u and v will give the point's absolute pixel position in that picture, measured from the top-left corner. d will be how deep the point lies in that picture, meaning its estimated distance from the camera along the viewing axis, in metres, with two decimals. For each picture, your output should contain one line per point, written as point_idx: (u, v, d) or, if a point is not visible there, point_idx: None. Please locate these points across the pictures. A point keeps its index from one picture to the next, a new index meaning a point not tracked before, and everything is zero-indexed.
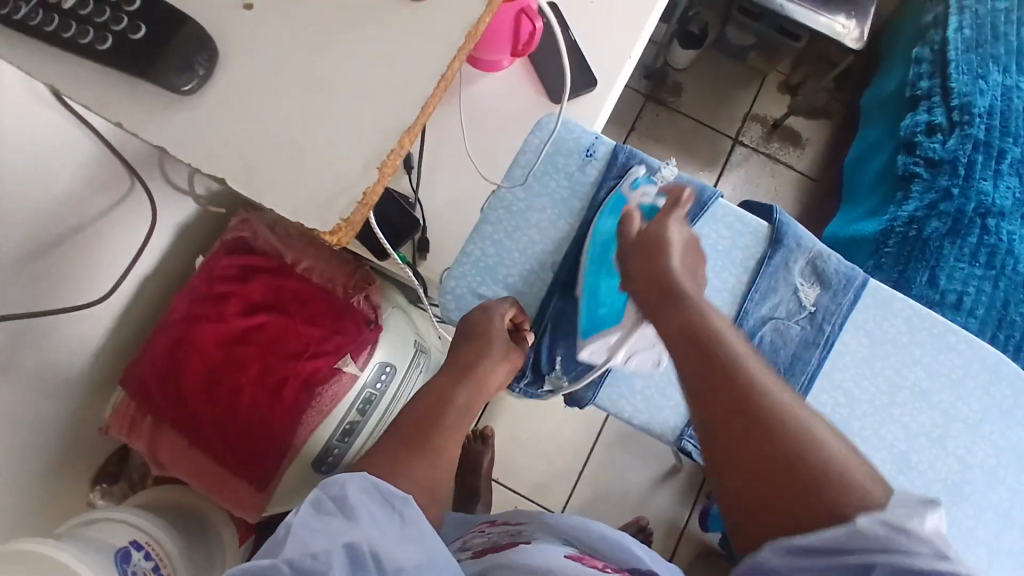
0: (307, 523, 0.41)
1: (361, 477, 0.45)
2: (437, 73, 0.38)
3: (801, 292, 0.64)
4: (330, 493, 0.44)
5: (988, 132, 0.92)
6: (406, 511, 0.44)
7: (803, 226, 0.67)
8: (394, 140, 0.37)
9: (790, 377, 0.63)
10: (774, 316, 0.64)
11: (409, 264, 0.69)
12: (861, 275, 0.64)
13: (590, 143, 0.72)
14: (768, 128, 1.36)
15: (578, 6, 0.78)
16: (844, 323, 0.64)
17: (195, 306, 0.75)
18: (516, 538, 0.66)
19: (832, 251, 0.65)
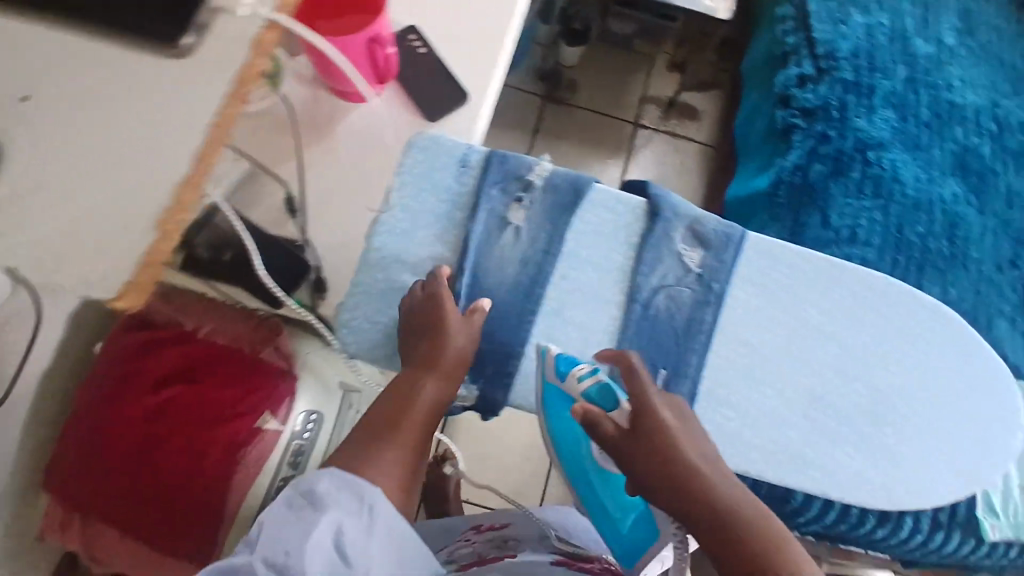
0: (283, 522, 0.46)
1: (331, 473, 0.49)
2: None
3: (685, 257, 0.67)
4: (302, 491, 0.48)
5: (855, 72, 0.97)
6: (373, 502, 0.49)
7: (678, 195, 0.69)
8: None
9: (690, 339, 0.66)
10: (665, 283, 0.66)
11: (308, 308, 0.69)
12: (738, 230, 0.68)
13: (464, 150, 0.66)
14: (664, 107, 1.41)
15: (436, 23, 0.79)
16: (730, 279, 0.67)
17: (102, 393, 0.73)
18: (503, 547, 0.76)
19: (706, 213, 0.69)
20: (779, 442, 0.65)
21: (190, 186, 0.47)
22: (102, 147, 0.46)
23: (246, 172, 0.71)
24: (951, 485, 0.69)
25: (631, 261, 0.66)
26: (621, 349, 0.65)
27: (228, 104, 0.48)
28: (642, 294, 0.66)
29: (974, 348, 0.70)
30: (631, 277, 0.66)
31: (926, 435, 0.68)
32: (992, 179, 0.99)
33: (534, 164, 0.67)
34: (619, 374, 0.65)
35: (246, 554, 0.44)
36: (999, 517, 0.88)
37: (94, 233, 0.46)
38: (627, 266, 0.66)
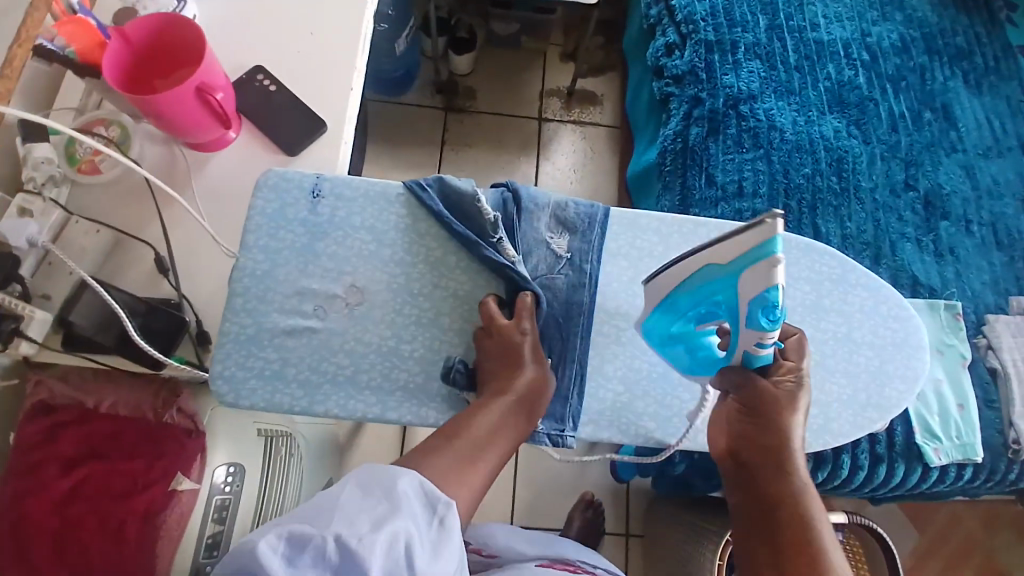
0: (357, 507, 0.43)
1: (413, 474, 0.46)
2: None
3: (553, 244, 0.68)
4: (383, 481, 0.45)
5: (716, 31, 0.99)
6: (446, 514, 0.45)
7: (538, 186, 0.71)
8: None
9: (571, 322, 0.67)
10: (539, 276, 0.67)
11: (190, 363, 0.70)
12: (600, 208, 0.69)
13: (314, 180, 0.66)
14: (565, 97, 1.42)
15: (284, 61, 0.80)
16: (600, 256, 0.68)
17: (9, 489, 0.71)
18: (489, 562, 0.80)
19: (568, 197, 0.70)
20: (671, 404, 0.67)
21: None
22: None
23: (111, 243, 0.71)
24: (858, 421, 0.68)
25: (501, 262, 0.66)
26: None
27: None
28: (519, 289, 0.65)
29: (853, 279, 0.71)
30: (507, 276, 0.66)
31: (824, 372, 0.68)
32: (872, 107, 0.99)
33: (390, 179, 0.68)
34: None
35: (316, 528, 0.41)
36: (941, 440, 0.86)
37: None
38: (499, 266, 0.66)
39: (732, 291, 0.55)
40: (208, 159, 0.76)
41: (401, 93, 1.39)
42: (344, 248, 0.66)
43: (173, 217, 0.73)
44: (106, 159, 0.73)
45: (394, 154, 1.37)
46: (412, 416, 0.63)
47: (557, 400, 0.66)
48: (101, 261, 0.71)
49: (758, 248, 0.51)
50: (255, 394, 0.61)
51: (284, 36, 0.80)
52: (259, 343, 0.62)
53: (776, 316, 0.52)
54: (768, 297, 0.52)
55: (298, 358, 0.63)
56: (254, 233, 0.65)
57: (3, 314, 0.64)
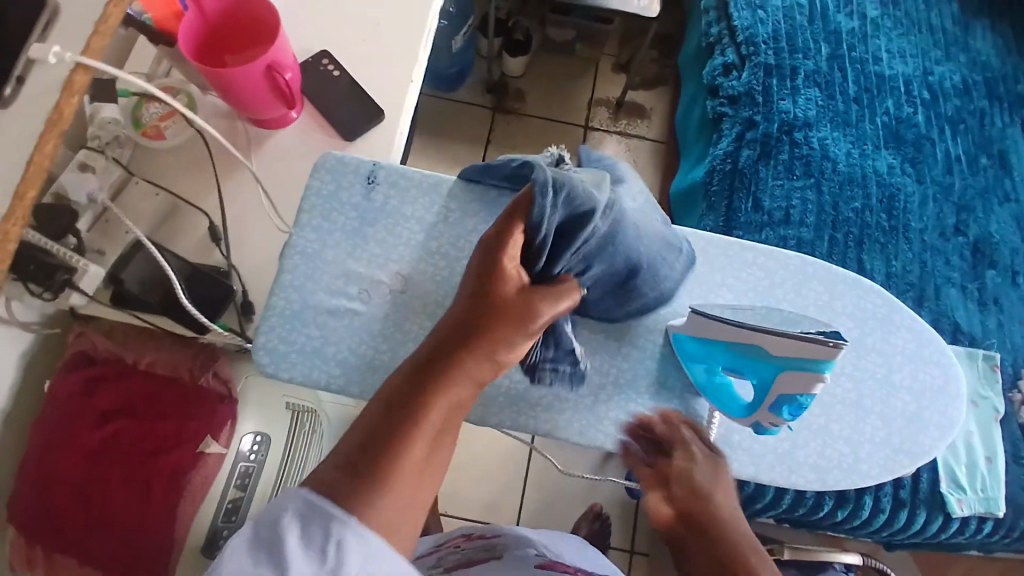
0: (232, 562, 0.37)
1: (296, 498, 0.39)
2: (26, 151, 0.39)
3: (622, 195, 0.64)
4: (261, 521, 0.38)
5: (776, 55, 0.98)
6: (344, 539, 0.38)
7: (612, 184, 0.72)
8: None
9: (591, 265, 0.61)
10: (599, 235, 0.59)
11: (233, 331, 0.71)
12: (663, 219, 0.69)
13: (370, 167, 0.68)
14: (613, 108, 1.42)
15: (350, 47, 0.81)
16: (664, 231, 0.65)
17: (46, 434, 0.74)
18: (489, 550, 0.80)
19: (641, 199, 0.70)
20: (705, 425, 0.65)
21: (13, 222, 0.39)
22: None
23: (169, 207, 0.74)
24: (888, 464, 0.67)
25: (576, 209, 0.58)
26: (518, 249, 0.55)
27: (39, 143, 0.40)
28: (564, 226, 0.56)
29: (899, 320, 0.70)
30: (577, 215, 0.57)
31: (859, 411, 0.67)
32: (928, 146, 0.97)
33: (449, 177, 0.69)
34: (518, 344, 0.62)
35: None
36: (965, 490, 0.84)
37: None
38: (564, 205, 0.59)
39: (769, 376, 0.59)
40: (268, 135, 0.78)
41: (453, 88, 1.41)
42: (392, 235, 0.67)
43: (231, 188, 0.75)
44: (171, 126, 0.75)
45: (440, 148, 1.39)
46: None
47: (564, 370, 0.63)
48: (159, 223, 0.73)
49: (810, 360, 0.57)
50: (294, 367, 0.63)
51: (352, 23, 0.82)
52: (301, 319, 0.64)
53: (797, 415, 0.59)
54: (799, 399, 0.59)
55: (338, 337, 0.64)
56: (308, 212, 0.66)
57: (57, 264, 0.65)
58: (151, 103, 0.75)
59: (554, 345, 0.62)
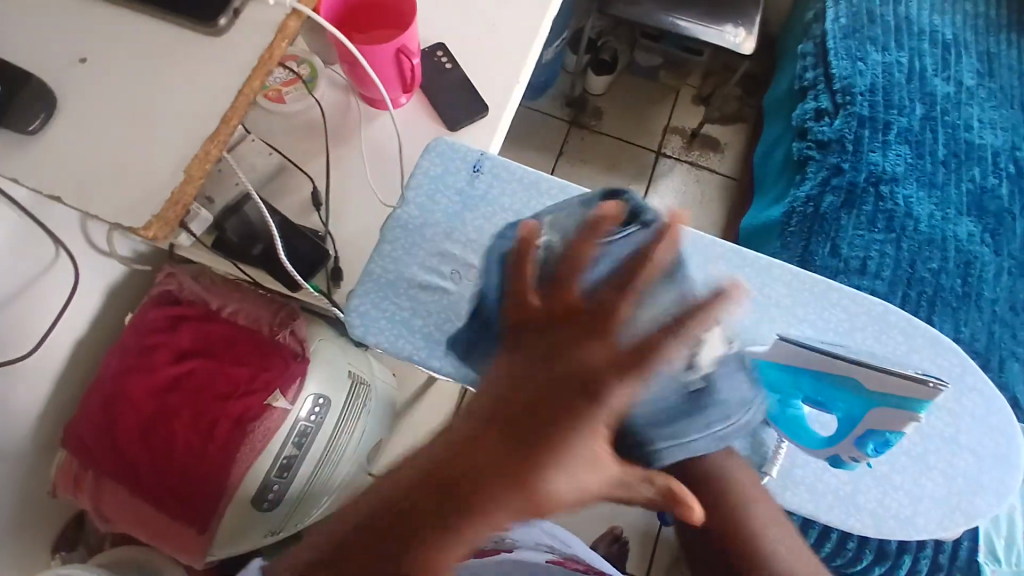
0: None
1: None
2: (234, 89, 0.48)
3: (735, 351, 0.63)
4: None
5: (871, 107, 1.00)
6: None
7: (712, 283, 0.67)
8: (199, 146, 0.47)
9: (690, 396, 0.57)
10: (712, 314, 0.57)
11: (323, 293, 0.75)
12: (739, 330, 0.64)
13: (477, 157, 0.72)
14: (687, 138, 1.44)
15: (463, 40, 0.83)
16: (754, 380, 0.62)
17: (125, 360, 0.78)
18: None
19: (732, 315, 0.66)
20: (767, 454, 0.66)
21: (215, 143, 0.48)
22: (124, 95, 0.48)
23: (276, 167, 0.77)
24: (944, 522, 0.66)
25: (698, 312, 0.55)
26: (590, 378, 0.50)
27: (249, 77, 0.49)
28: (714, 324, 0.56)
29: (971, 383, 0.70)
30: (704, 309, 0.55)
31: (922, 465, 0.67)
32: (1010, 221, 0.96)
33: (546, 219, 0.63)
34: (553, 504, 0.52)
35: None
36: (1000, 563, 0.83)
37: (121, 161, 0.47)
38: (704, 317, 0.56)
39: (858, 412, 0.61)
40: (375, 117, 0.79)
41: (534, 98, 1.44)
42: (490, 224, 0.70)
43: (337, 157, 0.77)
44: (292, 92, 0.79)
45: (511, 152, 1.43)
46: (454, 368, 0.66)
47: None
48: (266, 180, 0.77)
49: (910, 401, 0.59)
50: (381, 333, 0.67)
51: (470, 17, 0.84)
52: (395, 289, 0.68)
53: (883, 450, 0.62)
54: (888, 436, 0.61)
55: (426, 312, 0.68)
56: (413, 191, 0.70)
57: None
58: (278, 68, 0.79)
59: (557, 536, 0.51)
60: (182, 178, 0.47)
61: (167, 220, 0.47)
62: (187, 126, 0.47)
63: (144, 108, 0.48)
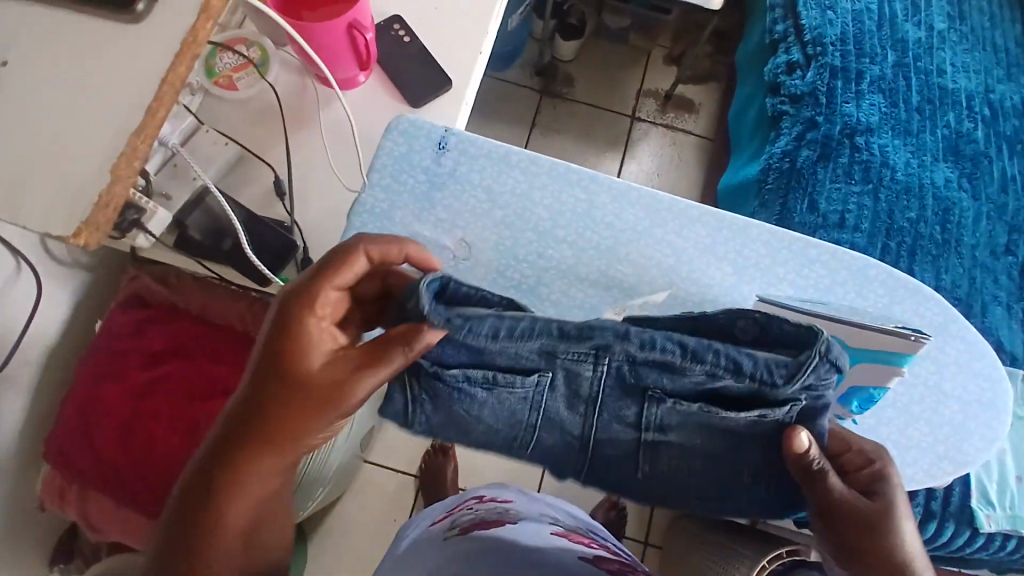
0: None
1: None
2: (157, 78, 0.46)
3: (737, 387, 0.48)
4: None
5: (843, 58, 0.98)
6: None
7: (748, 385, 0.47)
8: (125, 143, 0.45)
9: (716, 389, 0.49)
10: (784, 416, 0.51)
11: (292, 285, 0.72)
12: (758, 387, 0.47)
13: (442, 134, 0.70)
14: (662, 100, 1.42)
15: (422, 13, 0.80)
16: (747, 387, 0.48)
17: (98, 367, 0.76)
18: (501, 513, 0.69)
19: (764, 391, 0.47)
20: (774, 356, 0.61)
21: (143, 138, 0.45)
22: (48, 94, 0.45)
23: (235, 158, 0.74)
24: (930, 470, 0.67)
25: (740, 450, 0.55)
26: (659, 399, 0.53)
27: (174, 63, 0.47)
28: (804, 418, 0.51)
29: (953, 330, 0.70)
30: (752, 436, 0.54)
31: (907, 416, 0.67)
32: (987, 163, 0.96)
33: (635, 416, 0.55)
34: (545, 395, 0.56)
35: None
36: (994, 506, 0.83)
37: (49, 164, 0.44)
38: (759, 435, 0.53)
39: None
40: (334, 96, 0.76)
41: (501, 68, 1.40)
42: (463, 203, 0.69)
43: (297, 143, 0.75)
44: (243, 78, 0.76)
45: (482, 126, 1.39)
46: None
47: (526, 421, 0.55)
48: (223, 172, 0.74)
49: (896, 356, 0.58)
50: None
51: None
52: None
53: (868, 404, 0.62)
54: (872, 391, 0.62)
55: None
56: (378, 173, 0.69)
57: (128, 203, 0.65)
58: (226, 52, 0.75)
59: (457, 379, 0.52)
60: (110, 180, 0.44)
61: (97, 225, 0.45)
62: (111, 118, 0.45)
63: (68, 105, 0.45)
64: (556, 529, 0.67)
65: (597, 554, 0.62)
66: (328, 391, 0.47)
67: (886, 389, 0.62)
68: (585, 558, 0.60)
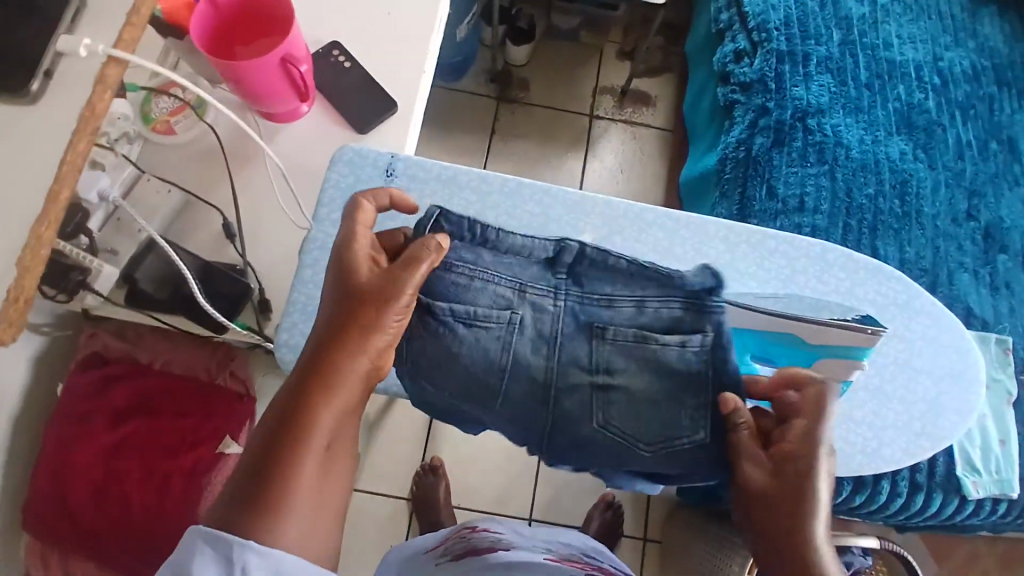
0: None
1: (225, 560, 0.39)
2: (58, 157, 0.43)
3: (651, 315, 0.57)
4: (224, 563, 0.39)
5: (788, 41, 0.98)
6: (247, 561, 0.38)
7: (665, 301, 0.57)
8: (32, 232, 0.42)
9: (641, 319, 0.57)
10: (704, 346, 0.55)
11: (252, 329, 0.71)
12: (676, 307, 0.57)
13: (388, 159, 0.73)
14: (618, 96, 1.41)
15: (359, 36, 0.78)
16: (668, 306, 0.57)
17: (64, 431, 0.73)
18: (494, 543, 0.68)
19: (672, 316, 0.57)
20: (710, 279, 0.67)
21: (47, 225, 0.42)
22: None
23: (180, 204, 0.72)
24: (910, 448, 0.67)
25: (681, 397, 0.56)
26: (599, 335, 0.58)
27: (71, 143, 0.43)
28: (717, 360, 0.56)
29: (919, 307, 0.70)
30: (685, 379, 0.56)
31: (882, 397, 0.68)
32: (940, 132, 0.97)
33: (576, 351, 0.58)
34: (490, 312, 0.58)
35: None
36: (980, 473, 0.84)
37: None
38: (692, 370, 0.56)
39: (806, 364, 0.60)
40: (277, 129, 0.75)
41: (454, 79, 1.39)
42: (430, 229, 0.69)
43: (243, 182, 0.73)
44: (181, 121, 0.74)
45: (440, 138, 1.38)
46: (399, 387, 0.69)
47: (480, 317, 0.58)
48: (169, 221, 0.72)
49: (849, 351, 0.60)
50: None
51: (364, 11, 0.79)
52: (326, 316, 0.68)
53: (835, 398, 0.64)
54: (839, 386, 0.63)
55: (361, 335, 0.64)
56: (326, 207, 0.72)
57: (72, 264, 0.64)
58: (161, 96, 0.73)
59: (446, 286, 0.57)
60: (19, 272, 0.41)
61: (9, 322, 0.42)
62: (18, 205, 0.42)
63: None
64: (549, 554, 0.66)
65: None
66: (377, 282, 0.48)
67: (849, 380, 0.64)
68: None
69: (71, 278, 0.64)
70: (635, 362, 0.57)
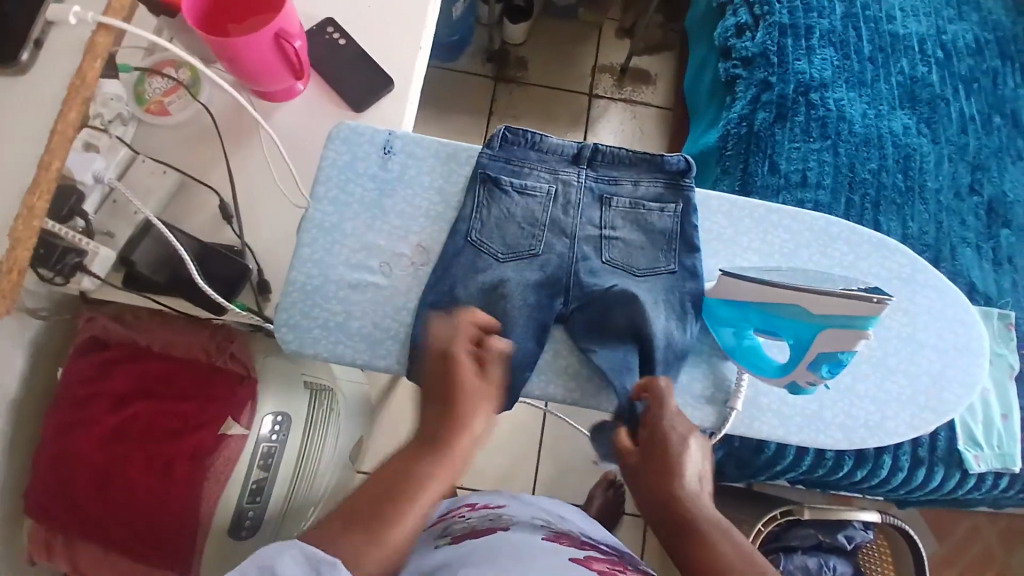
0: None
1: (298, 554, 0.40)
2: (48, 128, 0.42)
3: (653, 217, 0.68)
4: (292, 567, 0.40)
5: (790, 14, 0.97)
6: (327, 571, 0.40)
7: (668, 211, 0.68)
8: (23, 203, 0.41)
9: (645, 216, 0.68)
10: (679, 212, 0.68)
11: (251, 310, 0.70)
12: (671, 221, 0.68)
13: (386, 137, 0.72)
14: (618, 74, 1.39)
15: (355, 12, 0.77)
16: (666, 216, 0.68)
17: (65, 416, 0.74)
18: (494, 522, 0.68)
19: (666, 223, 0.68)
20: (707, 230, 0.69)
21: (37, 196, 0.42)
22: None
23: (176, 185, 0.71)
24: (914, 422, 0.67)
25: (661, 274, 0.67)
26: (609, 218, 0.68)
27: (63, 110, 0.43)
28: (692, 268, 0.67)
29: (922, 280, 0.69)
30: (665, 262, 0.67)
31: (885, 371, 0.67)
32: (943, 106, 0.95)
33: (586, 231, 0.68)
34: (530, 189, 0.69)
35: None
36: (982, 448, 0.84)
37: None
38: (671, 258, 0.67)
39: (808, 335, 0.60)
40: (273, 108, 0.74)
41: (451, 58, 1.37)
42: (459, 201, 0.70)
43: (238, 162, 0.72)
44: (175, 101, 0.73)
45: (438, 119, 1.36)
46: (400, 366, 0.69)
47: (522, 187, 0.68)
48: (165, 204, 0.71)
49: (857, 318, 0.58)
50: (319, 343, 0.68)
51: None
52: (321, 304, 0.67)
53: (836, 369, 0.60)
54: (839, 355, 0.60)
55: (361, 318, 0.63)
56: (325, 184, 0.71)
57: (66, 247, 0.63)
58: (153, 76, 0.72)
59: (502, 157, 0.70)
60: (10, 244, 0.41)
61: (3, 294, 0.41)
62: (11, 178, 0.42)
63: None
64: (546, 531, 0.65)
65: (587, 554, 0.60)
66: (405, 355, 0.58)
67: (855, 351, 0.61)
68: (574, 559, 0.58)
69: (65, 260, 0.63)
70: (629, 248, 0.67)
